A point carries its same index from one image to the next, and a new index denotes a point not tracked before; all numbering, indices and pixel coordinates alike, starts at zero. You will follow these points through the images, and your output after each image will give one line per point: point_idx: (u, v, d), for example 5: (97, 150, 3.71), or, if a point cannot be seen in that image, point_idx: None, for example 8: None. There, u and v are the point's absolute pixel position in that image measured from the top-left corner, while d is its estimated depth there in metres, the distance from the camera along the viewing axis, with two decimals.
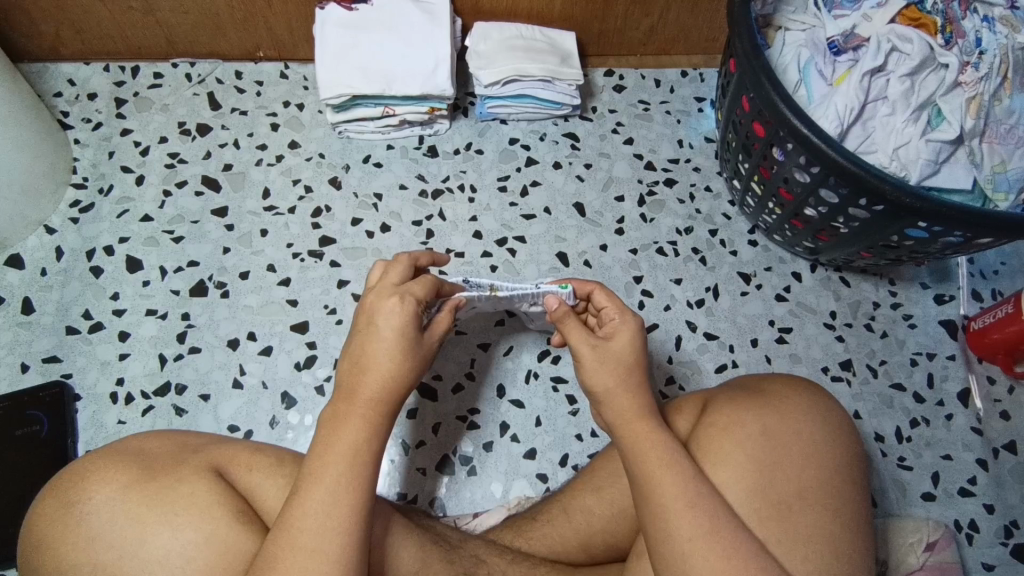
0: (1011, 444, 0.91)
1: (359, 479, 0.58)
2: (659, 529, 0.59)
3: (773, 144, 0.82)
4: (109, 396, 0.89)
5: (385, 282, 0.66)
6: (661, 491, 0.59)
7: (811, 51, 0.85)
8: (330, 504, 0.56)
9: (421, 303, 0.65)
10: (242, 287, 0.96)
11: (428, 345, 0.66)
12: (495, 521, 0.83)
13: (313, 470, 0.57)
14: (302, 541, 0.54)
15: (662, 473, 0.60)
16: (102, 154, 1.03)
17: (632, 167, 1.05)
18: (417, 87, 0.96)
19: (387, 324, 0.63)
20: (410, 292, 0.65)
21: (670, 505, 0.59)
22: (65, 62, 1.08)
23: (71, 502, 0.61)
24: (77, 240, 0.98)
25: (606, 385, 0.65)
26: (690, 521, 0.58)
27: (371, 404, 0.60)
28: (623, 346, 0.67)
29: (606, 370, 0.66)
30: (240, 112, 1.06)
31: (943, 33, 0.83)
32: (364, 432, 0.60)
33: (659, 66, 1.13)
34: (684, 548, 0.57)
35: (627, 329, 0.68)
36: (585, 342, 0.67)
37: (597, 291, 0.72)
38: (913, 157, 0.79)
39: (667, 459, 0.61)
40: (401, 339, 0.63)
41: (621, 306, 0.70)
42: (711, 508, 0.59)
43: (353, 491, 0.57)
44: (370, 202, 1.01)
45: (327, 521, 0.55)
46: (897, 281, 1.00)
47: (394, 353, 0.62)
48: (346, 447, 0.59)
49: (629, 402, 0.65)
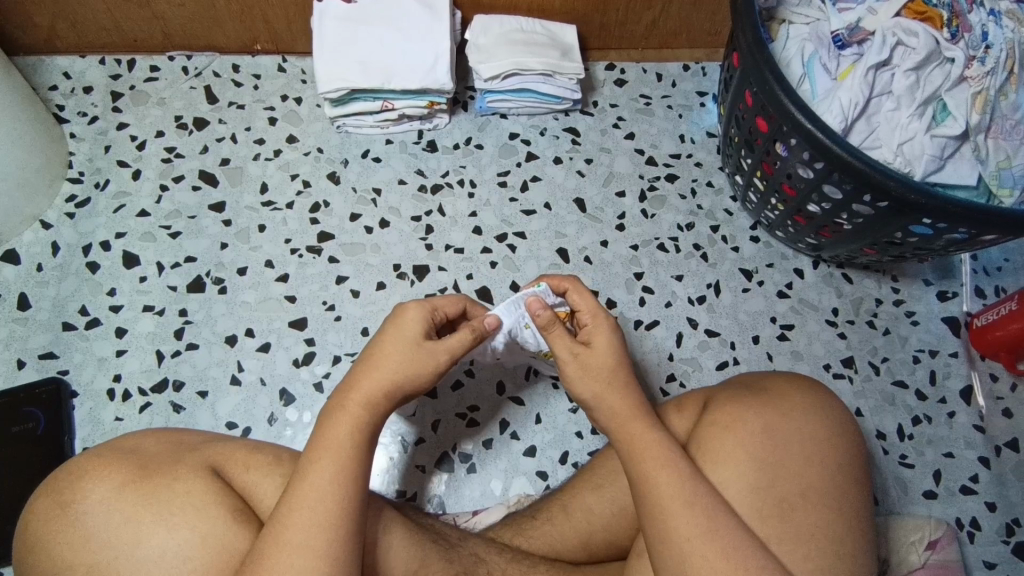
0: (1013, 442, 0.91)
1: (347, 473, 0.57)
2: (658, 528, 0.58)
3: (777, 140, 0.81)
4: (106, 393, 0.89)
5: (433, 301, 0.69)
6: (660, 491, 0.59)
7: (815, 45, 0.84)
8: (311, 502, 0.55)
9: (437, 311, 0.68)
10: (240, 284, 0.95)
11: (438, 355, 0.65)
12: (495, 518, 0.82)
13: (306, 467, 0.57)
14: (288, 537, 0.54)
15: (660, 473, 0.59)
16: (98, 148, 1.02)
17: (632, 163, 1.04)
18: (415, 81, 0.94)
19: (408, 320, 0.65)
20: (442, 308, 0.69)
21: (667, 506, 0.58)
22: (60, 55, 1.07)
23: (66, 502, 0.60)
24: (73, 236, 0.97)
25: (594, 390, 0.65)
26: (691, 521, 0.57)
27: (366, 402, 0.61)
28: (602, 349, 0.66)
29: (589, 376, 0.65)
30: (238, 107, 1.05)
31: (949, 26, 0.82)
32: (350, 424, 0.59)
33: (660, 60, 1.12)
34: (684, 548, 0.57)
35: (603, 334, 0.67)
36: (570, 357, 0.66)
37: (572, 290, 0.70)
38: (918, 153, 0.78)
39: (663, 458, 0.60)
40: (406, 336, 0.64)
41: (596, 307, 0.69)
42: (711, 508, 0.58)
43: (341, 486, 0.56)
44: (369, 198, 1.00)
45: (314, 517, 0.55)
46: (900, 277, 0.99)
47: (408, 348, 0.63)
48: (333, 443, 0.58)
49: (623, 403, 0.64)
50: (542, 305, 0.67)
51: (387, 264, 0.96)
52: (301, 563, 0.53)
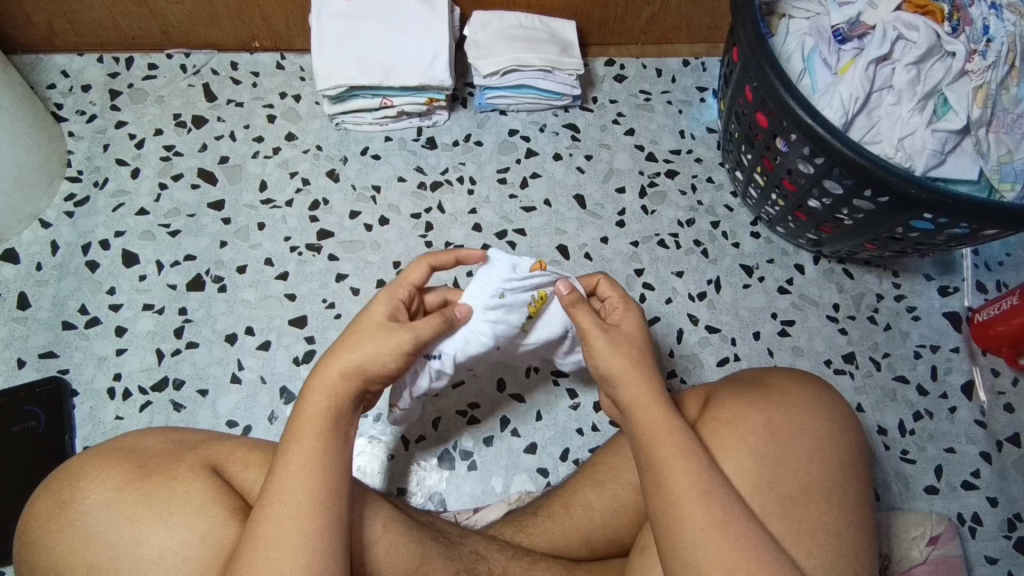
0: (1015, 437, 0.90)
1: (319, 466, 0.57)
2: (668, 518, 0.58)
3: (778, 135, 0.81)
4: (106, 392, 0.89)
5: (397, 280, 0.69)
6: (674, 479, 0.59)
7: (815, 39, 0.83)
8: (296, 495, 0.55)
9: (408, 288, 0.69)
10: (240, 282, 0.95)
11: (399, 337, 0.63)
12: (496, 514, 0.82)
13: (277, 461, 0.57)
14: (263, 533, 0.54)
15: (674, 461, 0.59)
16: (97, 147, 1.02)
17: (633, 159, 1.04)
18: (414, 78, 0.94)
19: (375, 310, 0.66)
20: (406, 283, 0.68)
21: (679, 494, 0.58)
22: (58, 53, 1.07)
23: (65, 502, 0.60)
24: (73, 234, 0.97)
25: (622, 366, 0.65)
26: (704, 511, 0.57)
27: (330, 391, 0.61)
28: (631, 329, 0.68)
29: (614, 355, 0.65)
30: (236, 104, 1.05)
31: (951, 20, 0.82)
32: (313, 414, 0.59)
33: (660, 55, 1.11)
34: (697, 537, 0.56)
35: (632, 316, 0.69)
36: (596, 329, 0.67)
37: (600, 283, 0.73)
38: (919, 147, 0.78)
39: (677, 445, 0.60)
40: (376, 322, 0.65)
41: (624, 298, 0.72)
42: (723, 498, 0.58)
43: (308, 478, 0.56)
44: (368, 195, 1.00)
45: (287, 510, 0.55)
46: (901, 272, 0.99)
47: (378, 333, 0.64)
48: (303, 439, 0.58)
49: (644, 387, 0.64)
50: (568, 287, 0.70)
51: (387, 262, 0.96)
52: (279, 556, 0.53)
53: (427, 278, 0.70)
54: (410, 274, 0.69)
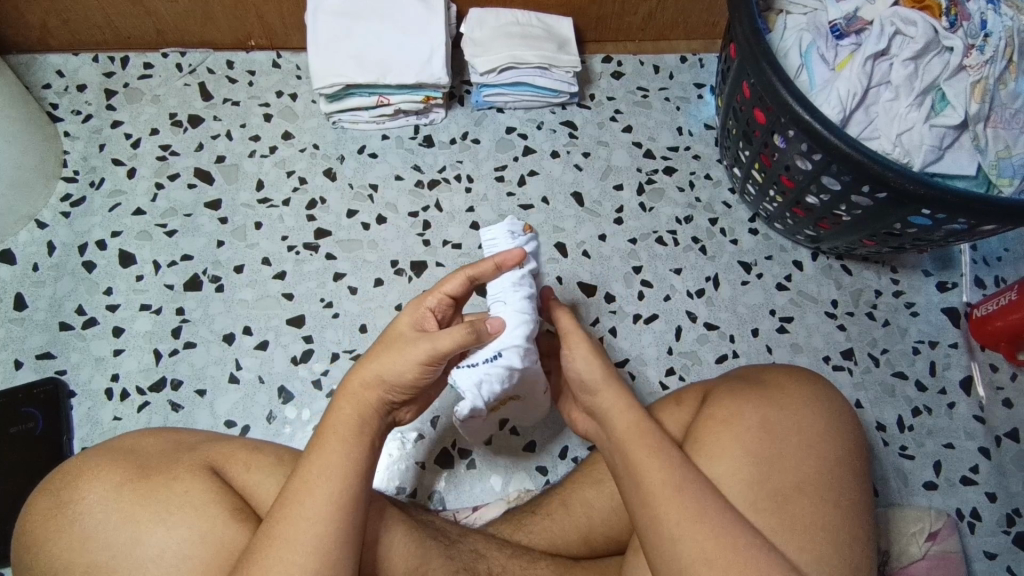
0: (1013, 432, 0.90)
1: (344, 473, 0.57)
2: (648, 514, 0.58)
3: (775, 131, 0.81)
4: (104, 393, 0.89)
5: (421, 298, 0.67)
6: (649, 476, 0.59)
7: (813, 35, 0.83)
8: (315, 498, 0.55)
9: (438, 297, 0.67)
10: (237, 282, 0.94)
11: (413, 352, 0.61)
12: (496, 513, 0.82)
13: (301, 466, 0.57)
14: (280, 534, 0.54)
15: (649, 460, 0.60)
16: (93, 147, 1.01)
17: (631, 156, 1.04)
18: (411, 75, 0.94)
19: (403, 319, 0.66)
20: (439, 291, 0.67)
21: (658, 491, 0.58)
22: (53, 53, 1.06)
23: (64, 502, 0.60)
24: (69, 234, 0.97)
25: (590, 371, 0.67)
26: (680, 505, 0.57)
27: (354, 401, 0.61)
28: None
29: (594, 359, 0.67)
30: (232, 103, 1.04)
31: (948, 15, 0.82)
32: (353, 426, 0.60)
33: (657, 51, 1.11)
34: (674, 533, 0.57)
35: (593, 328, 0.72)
36: (575, 329, 0.69)
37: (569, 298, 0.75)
38: (917, 143, 0.78)
39: (654, 445, 0.61)
40: (400, 333, 0.64)
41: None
42: (700, 493, 0.58)
43: (326, 483, 0.56)
44: (366, 193, 0.99)
45: (307, 513, 0.54)
46: (899, 268, 0.99)
47: (387, 347, 0.63)
48: (332, 446, 0.58)
49: (614, 392, 0.65)
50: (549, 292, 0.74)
51: (384, 260, 0.96)
52: (293, 560, 0.53)
53: (466, 287, 0.66)
54: (446, 284, 0.66)
